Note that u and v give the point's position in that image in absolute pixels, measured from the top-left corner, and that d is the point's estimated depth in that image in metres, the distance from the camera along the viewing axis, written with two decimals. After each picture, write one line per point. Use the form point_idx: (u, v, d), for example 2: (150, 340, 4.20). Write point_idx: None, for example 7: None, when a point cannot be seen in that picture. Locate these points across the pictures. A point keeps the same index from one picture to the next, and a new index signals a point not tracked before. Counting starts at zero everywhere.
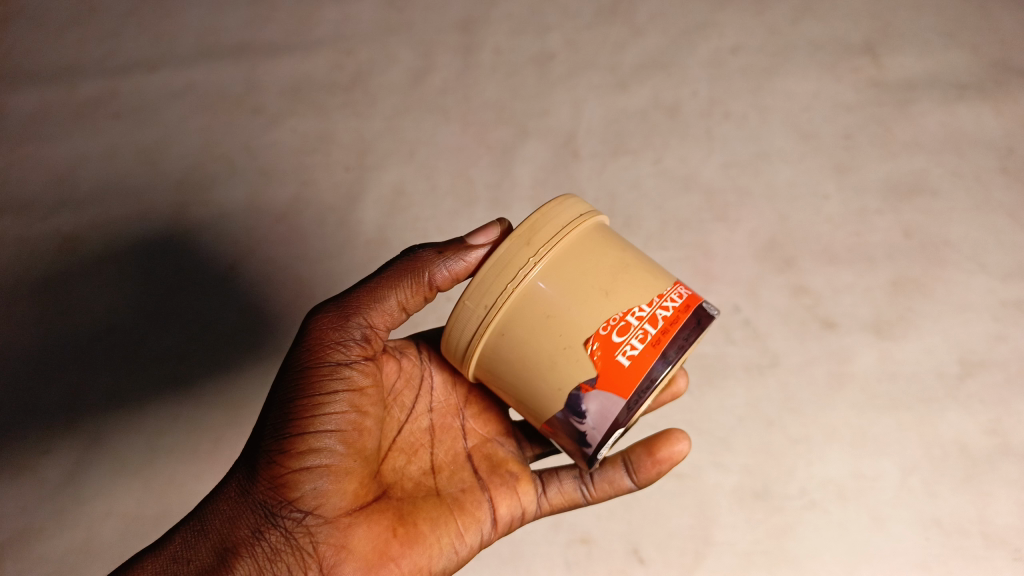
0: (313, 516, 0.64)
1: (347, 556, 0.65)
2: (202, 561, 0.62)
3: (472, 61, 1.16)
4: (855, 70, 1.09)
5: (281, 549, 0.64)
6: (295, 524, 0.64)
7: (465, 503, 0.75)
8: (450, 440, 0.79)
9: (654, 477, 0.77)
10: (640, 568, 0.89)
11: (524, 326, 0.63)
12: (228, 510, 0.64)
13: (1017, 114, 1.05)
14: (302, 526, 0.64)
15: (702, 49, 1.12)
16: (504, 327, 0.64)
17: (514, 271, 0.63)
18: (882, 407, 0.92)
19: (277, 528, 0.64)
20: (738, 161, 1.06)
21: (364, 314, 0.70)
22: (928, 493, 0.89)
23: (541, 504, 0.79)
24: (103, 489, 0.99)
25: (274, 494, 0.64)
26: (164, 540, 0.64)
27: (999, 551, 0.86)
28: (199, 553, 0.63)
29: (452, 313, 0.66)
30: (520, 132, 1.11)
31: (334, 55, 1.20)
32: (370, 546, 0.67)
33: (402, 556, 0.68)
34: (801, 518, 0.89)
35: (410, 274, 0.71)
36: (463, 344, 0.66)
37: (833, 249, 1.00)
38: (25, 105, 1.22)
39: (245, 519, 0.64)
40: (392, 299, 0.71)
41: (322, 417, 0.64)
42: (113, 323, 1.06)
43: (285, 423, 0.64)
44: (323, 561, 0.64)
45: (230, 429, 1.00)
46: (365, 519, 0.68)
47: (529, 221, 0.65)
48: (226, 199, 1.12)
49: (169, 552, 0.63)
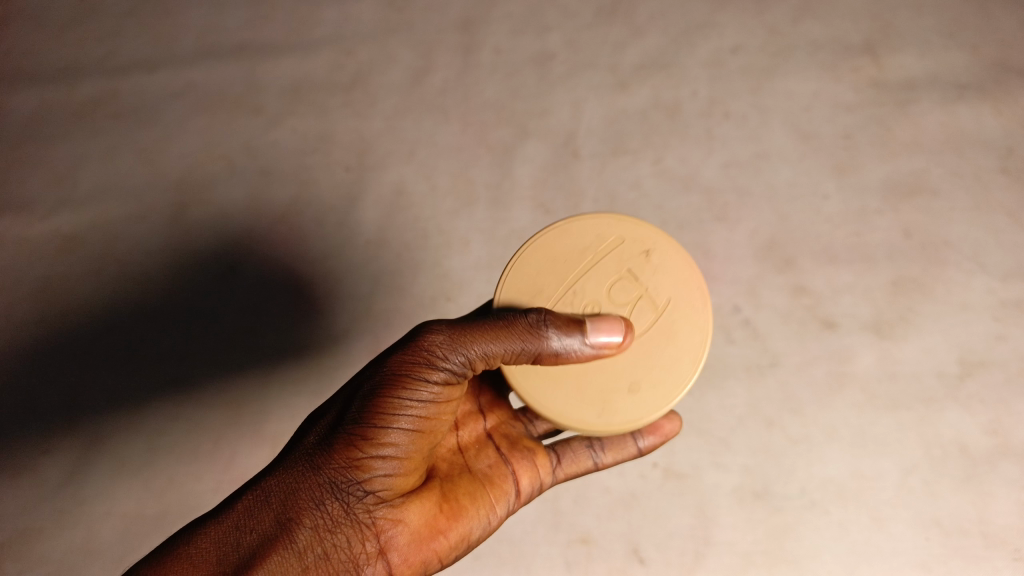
0: (376, 492, 0.63)
1: (404, 529, 0.64)
2: (262, 530, 0.59)
3: (472, 61, 1.16)
4: (855, 70, 1.09)
5: (341, 522, 0.61)
6: (358, 499, 0.62)
7: (497, 478, 0.73)
8: (472, 421, 0.77)
9: (652, 444, 0.79)
10: (640, 568, 0.88)
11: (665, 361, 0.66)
12: (292, 480, 0.61)
13: (1016, 114, 1.05)
14: (363, 501, 0.62)
15: (702, 49, 1.13)
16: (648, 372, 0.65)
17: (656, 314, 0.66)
18: (882, 407, 0.92)
19: (340, 501, 0.61)
20: (738, 161, 1.06)
21: (468, 342, 0.64)
22: (929, 493, 0.88)
23: (557, 474, 0.77)
24: (102, 490, 0.98)
25: (343, 470, 0.61)
26: (226, 506, 0.60)
27: (999, 552, 0.85)
28: (260, 522, 0.59)
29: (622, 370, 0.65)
30: (520, 132, 1.11)
31: (335, 55, 1.20)
32: (423, 520, 0.66)
33: (449, 530, 0.67)
34: (801, 518, 0.88)
35: (522, 326, 0.63)
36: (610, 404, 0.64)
37: (833, 249, 1.00)
38: (26, 106, 1.22)
39: (307, 491, 0.61)
40: (495, 340, 0.64)
41: (404, 401, 0.62)
42: (113, 323, 1.06)
43: (367, 408, 0.62)
44: (381, 535, 0.63)
45: (230, 429, 0.99)
46: (418, 497, 0.66)
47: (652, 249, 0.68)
48: (227, 199, 1.12)
49: (229, 521, 0.59)
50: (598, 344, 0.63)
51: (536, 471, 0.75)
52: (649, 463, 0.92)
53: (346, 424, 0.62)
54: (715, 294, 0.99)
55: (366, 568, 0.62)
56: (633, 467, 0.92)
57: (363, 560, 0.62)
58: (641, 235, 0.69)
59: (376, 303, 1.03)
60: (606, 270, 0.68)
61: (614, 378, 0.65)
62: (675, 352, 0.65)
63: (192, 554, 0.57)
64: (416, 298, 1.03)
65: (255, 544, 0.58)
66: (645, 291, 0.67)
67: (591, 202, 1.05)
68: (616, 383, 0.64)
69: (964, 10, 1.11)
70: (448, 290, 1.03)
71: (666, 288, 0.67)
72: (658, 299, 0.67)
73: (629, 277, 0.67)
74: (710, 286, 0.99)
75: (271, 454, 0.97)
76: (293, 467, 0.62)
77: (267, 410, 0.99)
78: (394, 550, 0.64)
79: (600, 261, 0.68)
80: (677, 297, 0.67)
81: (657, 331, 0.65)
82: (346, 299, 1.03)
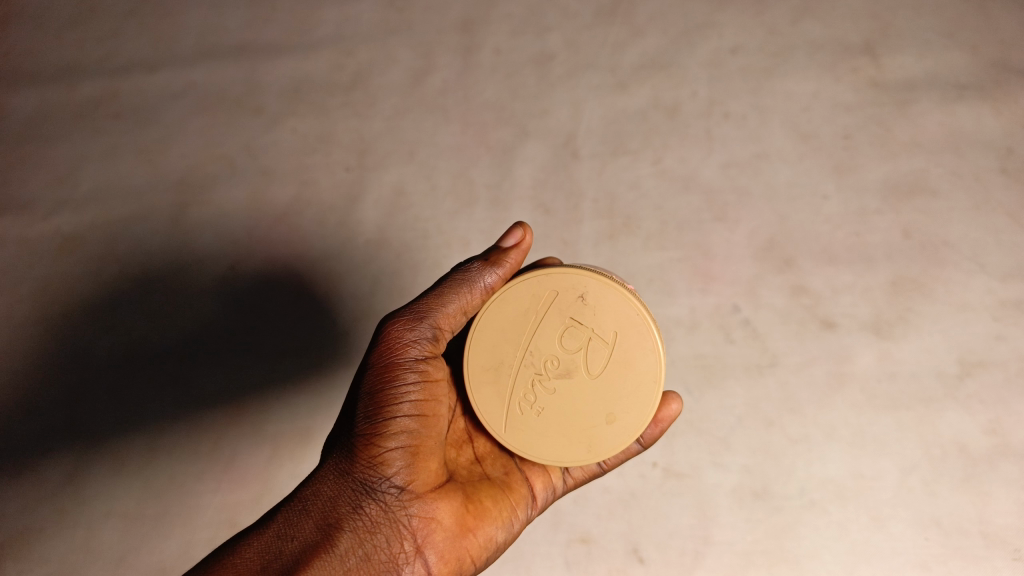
0: (405, 491, 0.67)
1: (436, 528, 0.68)
2: (305, 536, 0.63)
3: (472, 61, 1.16)
4: (855, 70, 1.10)
5: (379, 521, 0.66)
6: (390, 499, 0.66)
7: (515, 484, 0.76)
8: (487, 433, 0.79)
9: (657, 435, 0.78)
10: (640, 568, 0.89)
11: (630, 388, 0.69)
12: (328, 488, 0.66)
13: (1016, 115, 1.05)
14: (396, 500, 0.67)
15: (702, 49, 1.13)
16: (616, 408, 0.69)
17: (607, 353, 0.69)
18: (882, 407, 0.92)
19: (375, 502, 0.66)
20: (737, 161, 1.06)
21: (433, 316, 0.71)
22: (928, 493, 0.89)
23: (567, 479, 0.79)
24: (101, 490, 0.98)
25: (370, 471, 0.66)
26: (266, 519, 0.64)
27: (999, 551, 0.86)
28: (302, 529, 0.64)
29: (597, 409, 0.69)
30: (520, 132, 1.11)
31: (335, 55, 1.20)
32: (453, 519, 0.70)
33: (479, 529, 0.71)
34: (800, 518, 0.89)
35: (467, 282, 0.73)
36: (593, 436, 0.69)
37: (833, 249, 1.00)
38: (26, 106, 1.23)
39: (344, 497, 0.66)
40: (455, 303, 0.72)
41: (402, 396, 0.68)
42: (114, 324, 1.06)
43: (375, 407, 0.67)
44: (415, 534, 0.67)
45: (230, 429, 0.99)
46: (444, 496, 0.70)
47: (584, 300, 0.70)
48: (227, 199, 1.12)
49: (271, 530, 0.63)
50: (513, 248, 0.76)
51: (548, 475, 0.77)
52: (649, 463, 0.92)
53: (360, 429, 0.67)
54: (715, 294, 0.99)
55: (406, 566, 0.66)
56: (633, 467, 0.92)
57: (402, 558, 0.66)
58: (572, 282, 0.70)
59: (376, 303, 1.03)
60: (552, 323, 0.70)
61: (588, 417, 0.69)
62: (633, 379, 0.69)
63: (237, 563, 0.60)
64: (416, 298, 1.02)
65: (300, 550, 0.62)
66: (592, 332, 0.69)
67: (591, 202, 1.06)
68: (591, 421, 0.69)
69: (963, 10, 1.11)
70: None
71: (610, 322, 0.70)
72: (605, 334, 0.69)
73: (574, 322, 0.70)
74: (710, 286, 1.00)
75: (271, 454, 0.98)
76: (325, 478, 0.67)
77: (267, 410, 1.00)
78: (429, 548, 0.67)
79: (543, 315, 0.70)
80: (621, 325, 0.70)
81: (612, 367, 0.69)
82: (346, 300, 1.03)
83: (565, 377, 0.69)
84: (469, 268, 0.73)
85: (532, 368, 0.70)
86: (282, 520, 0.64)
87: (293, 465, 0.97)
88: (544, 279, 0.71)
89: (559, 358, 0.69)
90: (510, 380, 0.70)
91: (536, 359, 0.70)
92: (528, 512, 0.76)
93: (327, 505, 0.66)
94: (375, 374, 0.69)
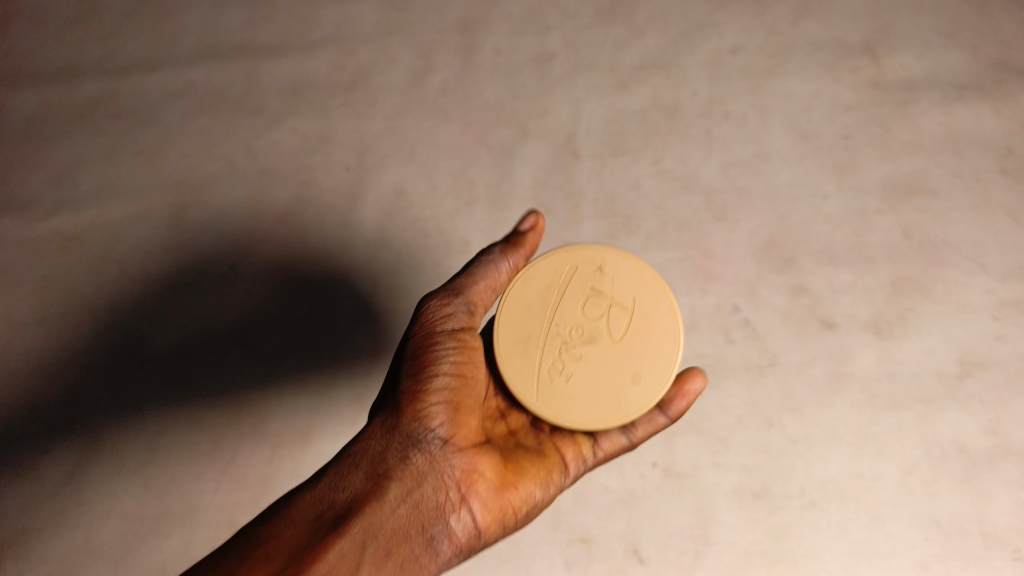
0: (446, 445, 0.69)
1: (478, 482, 0.68)
2: (354, 487, 0.65)
3: (472, 61, 1.16)
4: (855, 71, 1.10)
5: (424, 472, 0.67)
6: (433, 451, 0.68)
7: (549, 451, 0.75)
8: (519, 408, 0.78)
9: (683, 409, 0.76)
10: (639, 568, 0.88)
11: (652, 347, 0.71)
12: (375, 444, 0.68)
13: (1016, 115, 1.05)
14: (438, 454, 0.68)
15: (702, 50, 1.13)
16: (640, 367, 0.71)
17: (627, 317, 0.72)
18: (882, 407, 0.92)
19: (420, 454, 0.68)
20: (737, 161, 1.06)
21: (466, 292, 0.75)
22: (929, 493, 0.88)
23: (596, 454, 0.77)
24: (100, 490, 0.97)
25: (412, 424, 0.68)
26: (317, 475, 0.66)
27: (999, 551, 0.85)
28: (352, 480, 0.65)
29: (622, 369, 0.71)
30: (519, 132, 1.11)
31: (335, 55, 1.20)
32: (496, 474, 0.70)
33: (519, 486, 0.71)
34: (800, 518, 0.88)
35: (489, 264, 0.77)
36: (622, 394, 0.70)
37: (833, 249, 1.00)
38: (26, 106, 1.23)
39: (391, 450, 0.67)
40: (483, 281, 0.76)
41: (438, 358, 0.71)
42: (113, 324, 1.05)
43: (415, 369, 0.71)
44: (457, 487, 0.68)
45: (231, 429, 0.99)
46: (485, 452, 0.71)
47: (602, 272, 0.74)
48: (227, 199, 1.12)
49: (323, 484, 0.65)
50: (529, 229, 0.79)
51: (579, 445, 0.76)
52: (649, 463, 0.92)
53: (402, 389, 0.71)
54: (714, 294, 0.99)
55: (452, 515, 0.67)
56: (632, 467, 0.92)
57: (447, 507, 0.67)
58: (591, 257, 0.75)
59: (376, 304, 1.03)
60: (575, 289, 0.74)
61: (616, 378, 0.71)
62: (654, 337, 0.72)
63: (294, 512, 0.62)
64: (416, 298, 1.02)
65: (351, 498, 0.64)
66: (613, 299, 0.73)
67: (591, 202, 1.06)
68: (619, 382, 0.70)
69: (963, 12, 1.12)
70: None
71: (627, 290, 0.74)
72: (626, 298, 0.73)
73: (596, 289, 0.74)
74: (710, 286, 0.99)
75: (270, 454, 0.97)
76: (372, 435, 0.69)
77: (267, 409, 0.99)
78: (474, 500, 0.68)
79: (567, 285, 0.74)
80: (639, 290, 0.74)
81: (633, 329, 0.72)
82: (347, 300, 1.03)
83: (593, 341, 0.72)
84: (491, 253, 0.77)
85: (562, 334, 0.72)
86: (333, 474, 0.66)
87: (292, 465, 0.95)
88: (563, 256, 0.76)
89: (586, 322, 0.72)
90: (539, 348, 0.72)
91: (565, 324, 0.72)
92: (562, 481, 0.75)
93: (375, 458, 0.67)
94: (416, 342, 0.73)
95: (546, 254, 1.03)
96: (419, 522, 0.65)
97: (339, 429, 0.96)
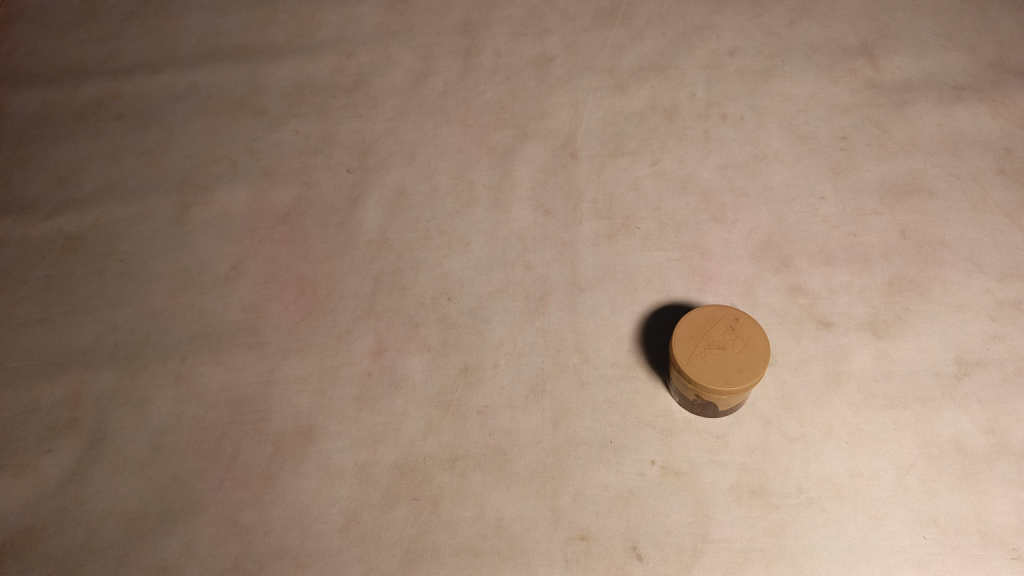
0: (257, 424, 0.96)
1: (261, 445, 0.95)
2: (308, 456, 0.93)
3: (473, 63, 1.22)
4: (852, 71, 1.15)
5: (263, 441, 0.95)
6: (261, 427, 0.96)
7: (282, 447, 0.94)
8: (263, 399, 0.98)
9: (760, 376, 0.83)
10: (638, 565, 0.84)
11: (754, 362, 0.82)
12: (285, 422, 0.96)
13: (1013, 115, 1.08)
14: (263, 431, 0.96)
15: (700, 51, 1.20)
16: (739, 368, 0.82)
17: (744, 342, 0.84)
18: (879, 406, 0.90)
19: (250, 427, 0.96)
20: (735, 162, 1.09)
21: (297, 327, 1.02)
22: (927, 492, 0.85)
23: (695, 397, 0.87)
24: (105, 487, 0.94)
25: (269, 409, 0.97)
26: (264, 453, 0.94)
27: (997, 550, 0.82)
28: (287, 448, 0.94)
29: (734, 369, 0.82)
30: (520, 134, 1.14)
31: (337, 58, 1.25)
32: (266, 450, 0.94)
33: (286, 459, 0.93)
34: (798, 516, 0.85)
35: (311, 314, 1.03)
36: (726, 380, 0.81)
37: (830, 249, 1.01)
38: (27, 106, 1.25)
39: (289, 425, 0.96)
40: (274, 330, 1.02)
41: (285, 363, 0.99)
42: (116, 323, 1.05)
43: (278, 372, 0.99)
44: (271, 449, 0.94)
45: (233, 427, 0.96)
46: (275, 425, 0.96)
47: (735, 316, 0.86)
48: (229, 200, 1.13)
49: (297, 451, 0.94)
50: (257, 300, 1.05)
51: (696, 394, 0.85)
52: (648, 461, 0.89)
53: (294, 392, 0.98)
54: (712, 294, 0.99)
55: (268, 465, 0.93)
56: (632, 464, 0.89)
57: (260, 456, 0.94)
58: (730, 310, 0.86)
59: (378, 302, 1.03)
60: (717, 324, 0.86)
61: (727, 368, 0.82)
62: (756, 357, 0.83)
63: (320, 458, 0.93)
64: (417, 297, 1.02)
65: (326, 457, 0.93)
66: (738, 334, 0.84)
67: (590, 202, 1.07)
68: (727, 368, 0.82)
69: (947, 20, 1.18)
70: (448, 290, 1.03)
71: (748, 330, 0.85)
72: (752, 344, 0.84)
73: (733, 330, 0.85)
74: (708, 286, 0.99)
75: (273, 452, 0.94)
76: (252, 426, 0.96)
77: (267, 408, 0.97)
78: (252, 458, 0.94)
79: (711, 315, 0.86)
80: (764, 348, 0.83)
81: (744, 347, 0.84)
82: (347, 299, 1.03)
83: (714, 355, 0.83)
84: (297, 313, 1.03)
85: (695, 342, 0.85)
86: (298, 454, 0.93)
87: (293, 464, 0.93)
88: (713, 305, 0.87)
89: (716, 343, 0.84)
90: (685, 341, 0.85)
91: (699, 338, 0.85)
92: (291, 469, 0.93)
93: (309, 437, 0.94)
94: (264, 368, 0.99)
95: (547, 254, 1.04)
96: (293, 473, 0.92)
97: (341, 427, 0.94)
